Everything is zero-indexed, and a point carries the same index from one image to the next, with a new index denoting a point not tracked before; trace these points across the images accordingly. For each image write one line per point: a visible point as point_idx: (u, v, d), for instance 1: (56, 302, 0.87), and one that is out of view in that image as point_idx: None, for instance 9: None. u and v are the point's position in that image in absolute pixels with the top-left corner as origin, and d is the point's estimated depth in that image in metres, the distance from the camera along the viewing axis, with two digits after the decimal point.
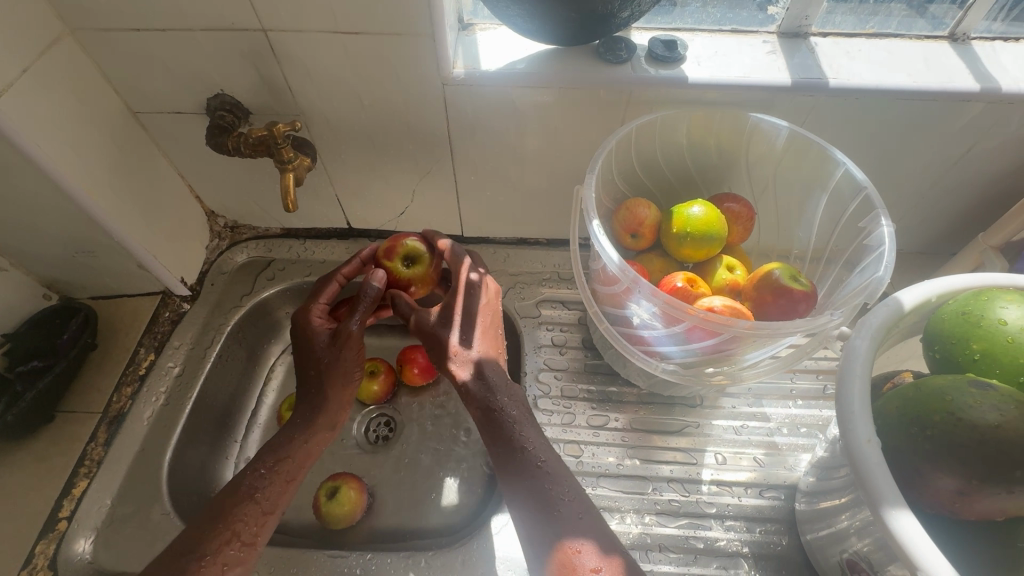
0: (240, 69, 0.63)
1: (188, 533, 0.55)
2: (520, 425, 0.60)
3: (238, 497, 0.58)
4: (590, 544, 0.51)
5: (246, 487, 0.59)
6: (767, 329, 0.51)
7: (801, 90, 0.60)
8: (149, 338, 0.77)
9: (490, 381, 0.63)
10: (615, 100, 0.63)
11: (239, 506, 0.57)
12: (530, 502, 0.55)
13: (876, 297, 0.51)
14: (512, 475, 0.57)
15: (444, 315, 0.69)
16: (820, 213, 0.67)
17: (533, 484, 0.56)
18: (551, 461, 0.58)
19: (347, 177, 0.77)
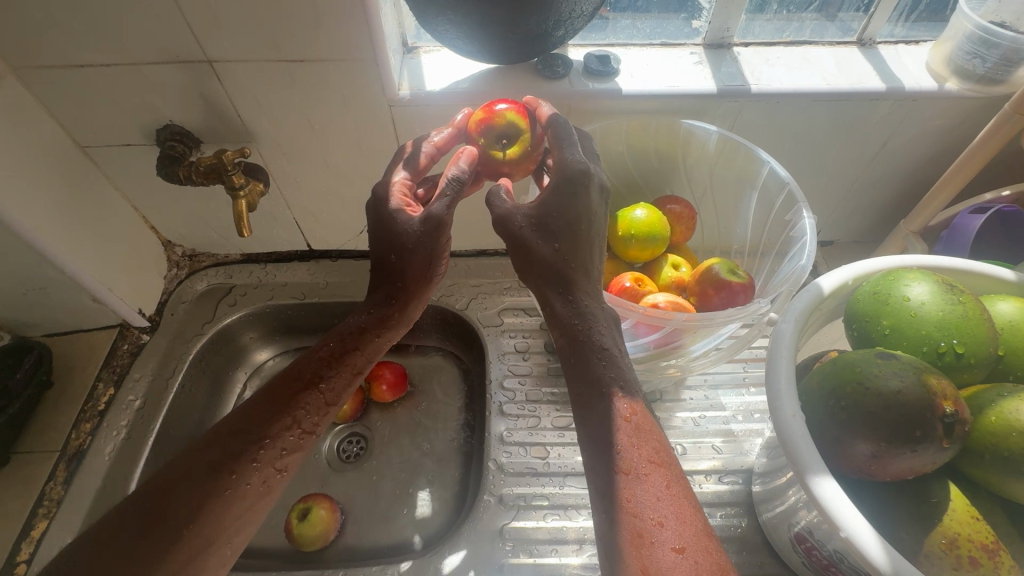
0: (189, 99, 0.64)
1: (174, 474, 0.48)
2: (602, 347, 0.49)
3: (236, 447, 0.50)
4: (662, 496, 0.41)
5: (243, 436, 0.51)
6: (705, 320, 0.55)
7: (726, 97, 0.65)
8: (108, 373, 0.76)
9: (580, 299, 0.51)
10: (556, 112, 0.67)
11: (231, 457, 0.49)
12: (594, 430, 0.45)
13: (799, 285, 0.56)
14: (581, 393, 0.47)
15: (537, 211, 0.53)
16: (753, 210, 0.71)
17: (604, 411, 0.45)
18: (633, 403, 0.46)
19: (303, 200, 0.78)
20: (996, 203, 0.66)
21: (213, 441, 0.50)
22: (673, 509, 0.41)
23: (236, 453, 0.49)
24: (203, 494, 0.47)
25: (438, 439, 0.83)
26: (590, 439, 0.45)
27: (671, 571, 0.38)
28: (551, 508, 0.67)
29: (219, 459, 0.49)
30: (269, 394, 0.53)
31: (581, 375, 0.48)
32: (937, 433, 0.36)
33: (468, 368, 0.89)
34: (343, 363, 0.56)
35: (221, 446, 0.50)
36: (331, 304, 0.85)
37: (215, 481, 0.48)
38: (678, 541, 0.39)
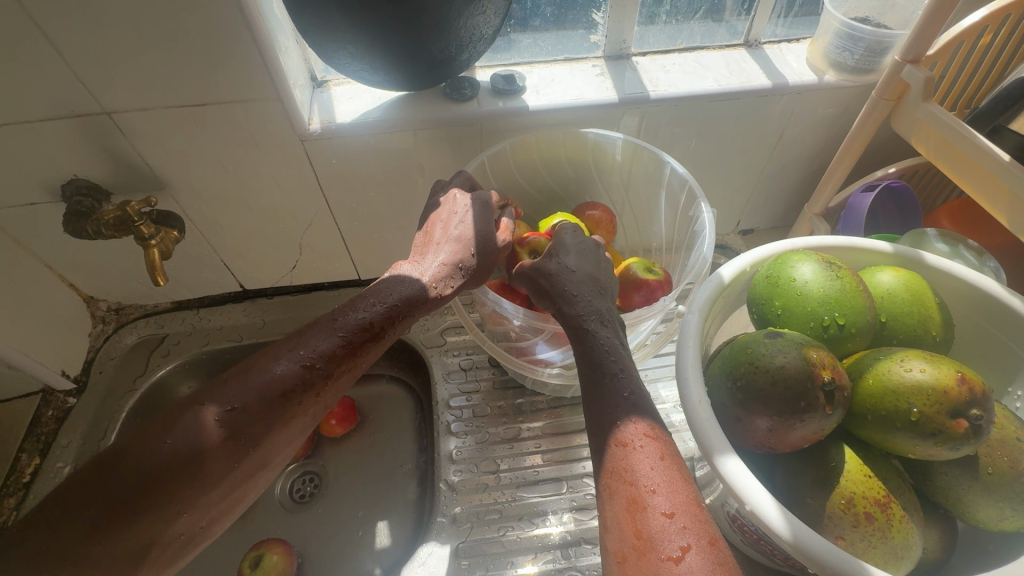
0: (91, 151, 0.63)
1: (194, 421, 0.46)
2: (606, 339, 0.48)
3: (268, 407, 0.48)
4: (656, 466, 0.40)
5: (266, 398, 0.48)
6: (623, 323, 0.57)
7: (627, 104, 0.68)
8: (31, 442, 0.72)
9: (595, 301, 0.51)
10: (469, 132, 0.68)
11: (251, 419, 0.47)
12: (597, 401, 0.45)
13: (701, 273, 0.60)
14: (590, 370, 0.47)
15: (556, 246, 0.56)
16: (662, 211, 0.75)
17: (611, 389, 0.45)
18: (637, 389, 0.45)
19: (228, 241, 0.77)
20: (884, 180, 0.72)
21: (240, 393, 0.47)
22: (668, 478, 0.40)
23: (262, 416, 0.48)
24: (222, 454, 0.46)
25: (392, 467, 0.82)
26: (600, 405, 0.45)
27: (662, 534, 0.37)
28: (505, 521, 0.67)
29: (239, 417, 0.47)
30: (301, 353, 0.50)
31: (592, 362, 0.47)
32: (819, 401, 0.38)
33: (417, 391, 0.88)
34: (377, 333, 0.53)
35: (250, 402, 0.47)
36: (270, 343, 0.84)
37: (235, 441, 0.46)
38: (670, 506, 0.39)
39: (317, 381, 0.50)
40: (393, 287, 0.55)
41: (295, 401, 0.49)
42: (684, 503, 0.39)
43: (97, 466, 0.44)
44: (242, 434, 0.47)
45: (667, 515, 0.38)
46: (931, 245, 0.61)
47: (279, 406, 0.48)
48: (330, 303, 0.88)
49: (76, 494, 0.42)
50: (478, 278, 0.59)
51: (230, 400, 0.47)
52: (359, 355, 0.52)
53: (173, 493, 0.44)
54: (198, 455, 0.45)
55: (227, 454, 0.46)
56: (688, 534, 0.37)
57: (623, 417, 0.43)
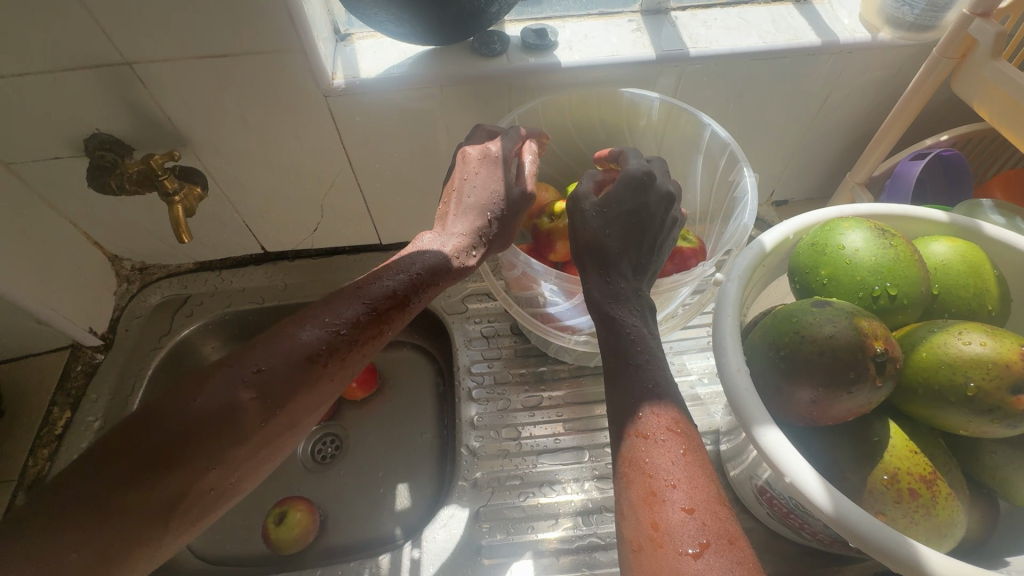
0: (113, 104, 0.61)
1: (223, 385, 0.46)
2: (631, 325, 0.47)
3: (294, 370, 0.47)
4: (677, 460, 0.40)
5: (294, 362, 0.48)
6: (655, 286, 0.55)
7: (664, 62, 0.65)
8: (62, 396, 0.73)
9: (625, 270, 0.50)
10: (497, 90, 0.66)
11: (277, 386, 0.47)
12: (620, 388, 0.44)
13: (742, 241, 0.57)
14: (614, 357, 0.46)
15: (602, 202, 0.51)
16: (699, 177, 0.72)
17: (635, 377, 0.44)
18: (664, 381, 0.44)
19: (250, 201, 0.76)
20: (934, 148, 0.68)
21: (267, 355, 0.47)
22: (688, 474, 0.39)
23: (288, 380, 0.47)
24: (247, 421, 0.46)
25: (413, 431, 0.83)
26: (625, 390, 0.44)
27: (680, 529, 0.37)
28: (525, 487, 0.67)
29: (265, 383, 0.47)
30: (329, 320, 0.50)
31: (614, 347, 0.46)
32: (869, 373, 0.37)
33: (437, 358, 0.88)
34: (405, 301, 0.52)
35: (276, 365, 0.47)
36: (292, 305, 0.84)
37: (262, 405, 0.46)
38: (690, 502, 0.38)
39: (344, 348, 0.49)
40: (421, 257, 0.54)
41: (323, 366, 0.49)
42: (704, 499, 0.38)
43: (122, 426, 0.44)
44: (269, 399, 0.47)
45: (686, 511, 0.38)
46: (986, 216, 0.57)
47: (304, 369, 0.48)
48: (352, 267, 0.87)
49: (101, 456, 0.42)
50: (503, 240, 0.58)
51: (259, 363, 0.47)
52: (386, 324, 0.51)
53: (197, 461, 0.44)
54: (226, 419, 0.45)
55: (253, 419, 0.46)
56: (707, 530, 0.36)
57: (645, 407, 0.42)
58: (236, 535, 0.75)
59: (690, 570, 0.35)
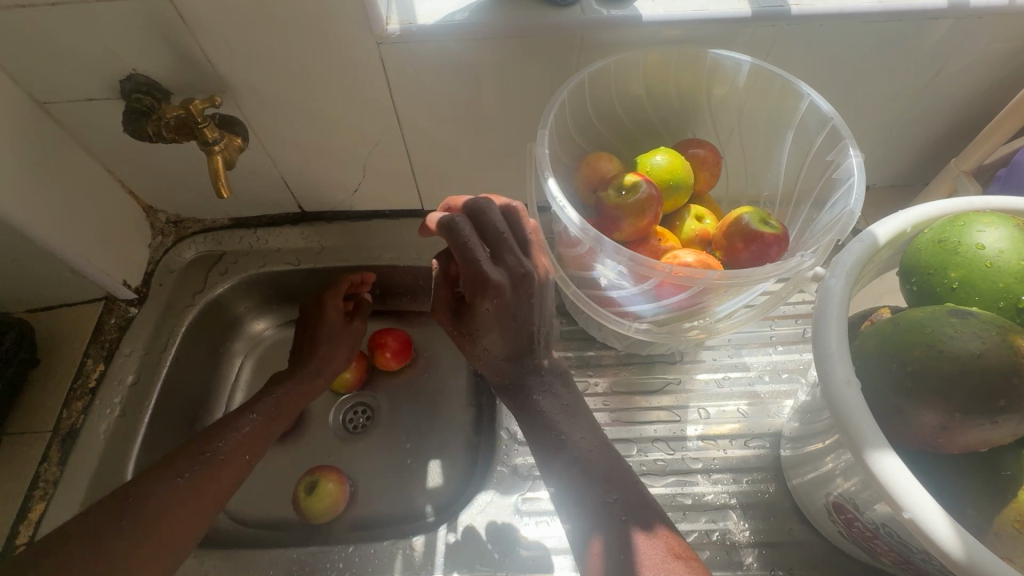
0: (150, 41, 0.56)
1: (217, 449, 0.58)
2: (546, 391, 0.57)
3: (215, 464, 0.57)
4: (661, 546, 0.47)
5: (275, 406, 0.65)
6: (739, 278, 0.49)
7: (760, 21, 0.56)
8: (96, 348, 0.71)
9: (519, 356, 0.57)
10: (567, 46, 0.59)
11: (262, 431, 0.62)
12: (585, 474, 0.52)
13: (848, 231, 0.50)
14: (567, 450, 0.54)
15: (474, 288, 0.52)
16: (785, 158, 0.65)
17: (595, 463, 0.53)
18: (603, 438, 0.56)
19: (290, 156, 0.72)
20: None
21: (192, 461, 0.56)
22: (673, 555, 0.47)
23: (217, 471, 0.56)
24: (247, 460, 0.60)
25: (448, 407, 0.80)
26: (592, 482, 0.52)
27: None
28: None
29: (254, 431, 0.61)
30: (294, 384, 0.68)
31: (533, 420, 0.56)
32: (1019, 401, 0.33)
33: None
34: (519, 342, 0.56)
35: (205, 463, 0.56)
36: (329, 269, 0.81)
37: (254, 449, 0.60)
38: None
39: (302, 385, 0.68)
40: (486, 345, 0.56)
41: (297, 403, 0.68)
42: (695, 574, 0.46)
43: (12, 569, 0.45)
44: (259, 440, 0.61)
45: None
46: None
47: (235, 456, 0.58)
48: (391, 233, 0.82)
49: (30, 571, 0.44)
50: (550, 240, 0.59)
51: (240, 424, 0.61)
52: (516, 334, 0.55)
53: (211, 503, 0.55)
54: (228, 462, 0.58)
55: (247, 464, 0.60)
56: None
57: (619, 497, 0.51)
58: (265, 499, 0.74)
59: None
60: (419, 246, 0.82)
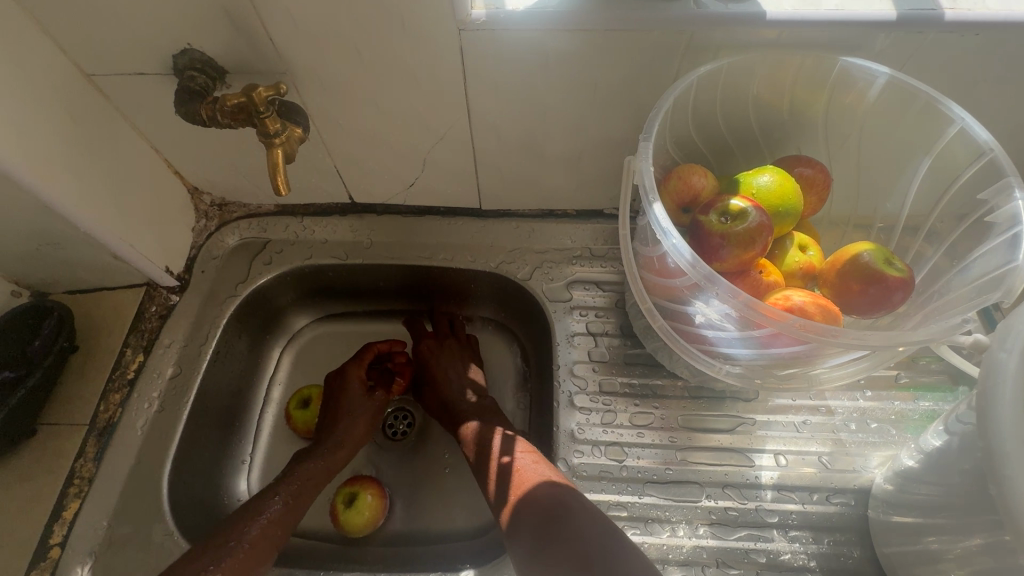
0: (208, 14, 0.51)
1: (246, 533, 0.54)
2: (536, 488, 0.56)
3: (248, 554, 0.52)
4: None
5: (301, 486, 0.61)
6: (874, 340, 0.43)
7: (906, 26, 0.48)
8: (136, 337, 0.67)
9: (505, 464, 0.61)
10: (672, 43, 0.51)
11: (291, 513, 0.58)
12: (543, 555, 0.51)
13: (1015, 294, 0.45)
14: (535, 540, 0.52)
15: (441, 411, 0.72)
16: (918, 182, 0.58)
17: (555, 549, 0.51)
18: (546, 492, 0.55)
19: (346, 145, 0.66)
20: None
21: (226, 550, 0.52)
22: None
23: (249, 560, 0.52)
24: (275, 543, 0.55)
25: None
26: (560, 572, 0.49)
27: None
28: (629, 522, 0.58)
29: (284, 513, 0.57)
30: (320, 466, 0.64)
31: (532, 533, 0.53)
32: None
33: (524, 344, 0.79)
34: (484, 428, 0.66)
35: (237, 548, 0.52)
36: (377, 266, 0.76)
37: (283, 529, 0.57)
38: None
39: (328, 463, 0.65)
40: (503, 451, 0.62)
41: (321, 483, 0.64)
42: None
43: None
44: (287, 526, 0.57)
45: None
46: None
47: (266, 541, 0.54)
48: (445, 231, 0.77)
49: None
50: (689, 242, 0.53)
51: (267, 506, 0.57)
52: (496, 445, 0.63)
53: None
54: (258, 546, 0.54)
55: (273, 552, 0.55)
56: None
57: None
58: None
59: None
60: (473, 248, 0.76)
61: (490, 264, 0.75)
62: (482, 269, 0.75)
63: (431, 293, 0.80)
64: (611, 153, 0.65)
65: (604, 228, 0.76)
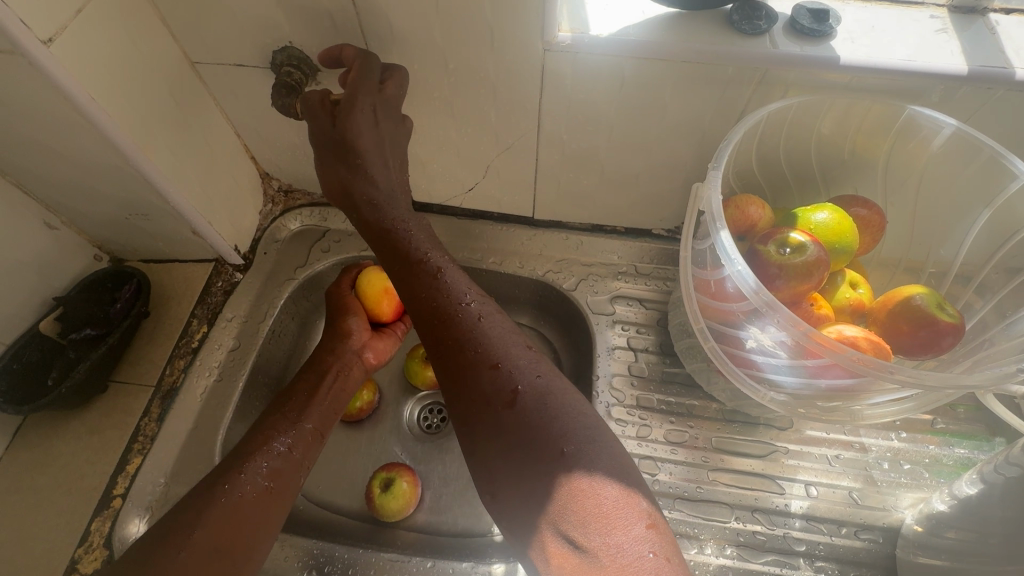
0: (314, 17, 0.55)
1: (232, 481, 0.54)
2: (513, 377, 0.51)
3: (261, 486, 0.55)
4: (604, 497, 0.45)
5: (316, 414, 0.62)
6: (929, 381, 0.44)
7: (977, 81, 0.50)
8: (202, 309, 0.71)
9: (459, 319, 0.55)
10: (745, 79, 0.54)
11: (279, 458, 0.57)
12: (518, 464, 0.48)
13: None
14: (462, 378, 0.52)
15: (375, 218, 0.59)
16: (974, 233, 0.59)
17: (478, 390, 0.51)
18: (538, 397, 0.50)
19: (417, 147, 0.70)
20: None
21: (236, 481, 0.54)
22: (619, 508, 0.45)
23: (258, 488, 0.54)
24: (268, 490, 0.55)
25: None
26: (489, 420, 0.50)
27: (620, 547, 0.44)
28: None
29: (275, 461, 0.56)
30: (301, 403, 0.61)
31: (492, 417, 0.50)
32: None
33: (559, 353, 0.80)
34: (452, 290, 0.56)
35: (246, 479, 0.54)
36: None
37: (274, 475, 0.56)
38: (603, 534, 0.44)
39: (314, 399, 0.62)
40: (494, 349, 0.53)
41: (335, 409, 0.63)
42: (633, 511, 0.45)
43: None
44: (299, 455, 0.58)
45: (617, 533, 0.44)
46: None
47: (277, 473, 0.56)
48: (497, 237, 0.79)
49: None
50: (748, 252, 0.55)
51: (246, 451, 0.56)
52: (452, 290, 0.56)
53: (250, 544, 0.52)
54: (246, 495, 0.53)
55: (291, 483, 0.56)
56: (656, 542, 0.44)
57: (492, 411, 0.50)
58: (337, 485, 0.73)
59: (635, 549, 0.43)
60: (523, 255, 0.78)
61: (537, 272, 0.78)
62: (530, 276, 0.77)
63: None
64: (669, 176, 0.67)
65: (651, 247, 0.78)
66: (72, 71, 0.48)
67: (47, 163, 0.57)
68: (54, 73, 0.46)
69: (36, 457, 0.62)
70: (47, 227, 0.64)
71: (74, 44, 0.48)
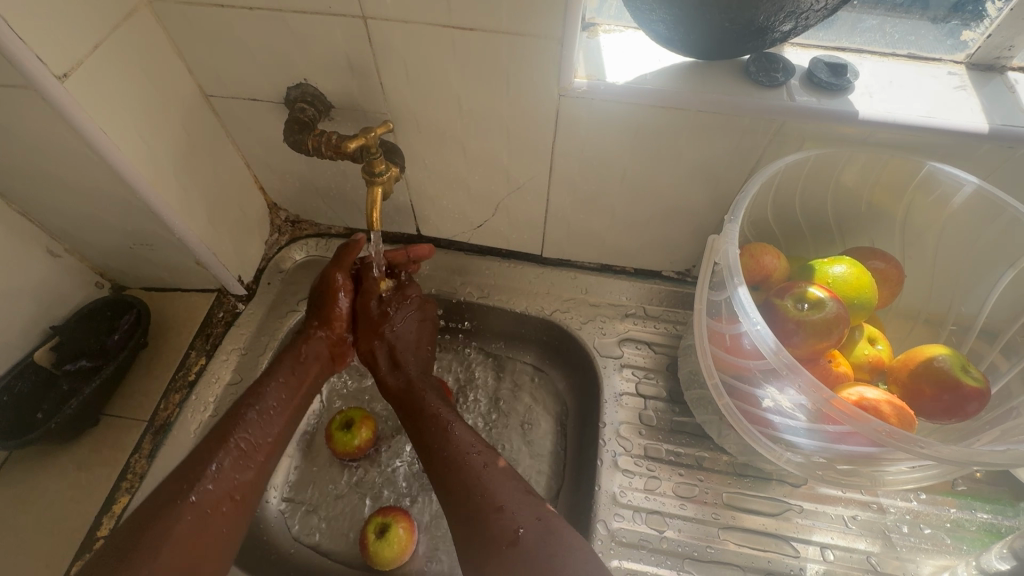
0: (330, 56, 0.55)
1: (200, 498, 0.51)
2: (517, 517, 0.52)
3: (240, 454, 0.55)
4: None
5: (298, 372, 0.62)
6: (957, 455, 0.43)
7: (999, 140, 0.49)
8: (201, 341, 0.69)
9: (467, 463, 0.56)
10: (762, 129, 0.53)
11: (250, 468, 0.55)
12: (472, 532, 0.52)
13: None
14: (468, 509, 0.53)
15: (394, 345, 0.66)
16: (998, 291, 0.57)
17: (477, 522, 0.52)
18: (538, 535, 0.50)
19: (428, 184, 0.69)
20: None
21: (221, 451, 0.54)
22: None
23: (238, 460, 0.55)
24: (236, 504, 0.53)
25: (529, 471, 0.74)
26: (481, 546, 0.51)
27: None
28: None
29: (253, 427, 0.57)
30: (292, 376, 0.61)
31: (491, 560, 0.50)
32: None
33: (564, 394, 0.77)
34: (467, 448, 0.57)
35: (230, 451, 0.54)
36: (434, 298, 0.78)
37: (242, 488, 0.54)
38: None
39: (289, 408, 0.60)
40: (501, 504, 0.53)
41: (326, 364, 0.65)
42: None
43: None
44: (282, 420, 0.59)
45: None
46: None
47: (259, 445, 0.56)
48: (504, 274, 0.78)
49: None
50: (767, 303, 0.53)
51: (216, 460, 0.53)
52: (459, 438, 0.58)
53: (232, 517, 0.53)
54: (216, 511, 0.52)
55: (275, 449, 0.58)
56: None
57: (500, 541, 0.50)
58: (329, 528, 0.70)
59: None
60: (531, 293, 0.77)
61: (544, 311, 0.76)
62: (537, 315, 0.76)
63: (478, 331, 0.80)
64: (683, 221, 0.66)
65: (660, 289, 0.76)
66: (84, 105, 0.48)
67: (56, 193, 0.57)
68: (66, 106, 0.46)
69: (20, 492, 0.60)
70: (49, 255, 0.64)
71: (89, 80, 0.48)
